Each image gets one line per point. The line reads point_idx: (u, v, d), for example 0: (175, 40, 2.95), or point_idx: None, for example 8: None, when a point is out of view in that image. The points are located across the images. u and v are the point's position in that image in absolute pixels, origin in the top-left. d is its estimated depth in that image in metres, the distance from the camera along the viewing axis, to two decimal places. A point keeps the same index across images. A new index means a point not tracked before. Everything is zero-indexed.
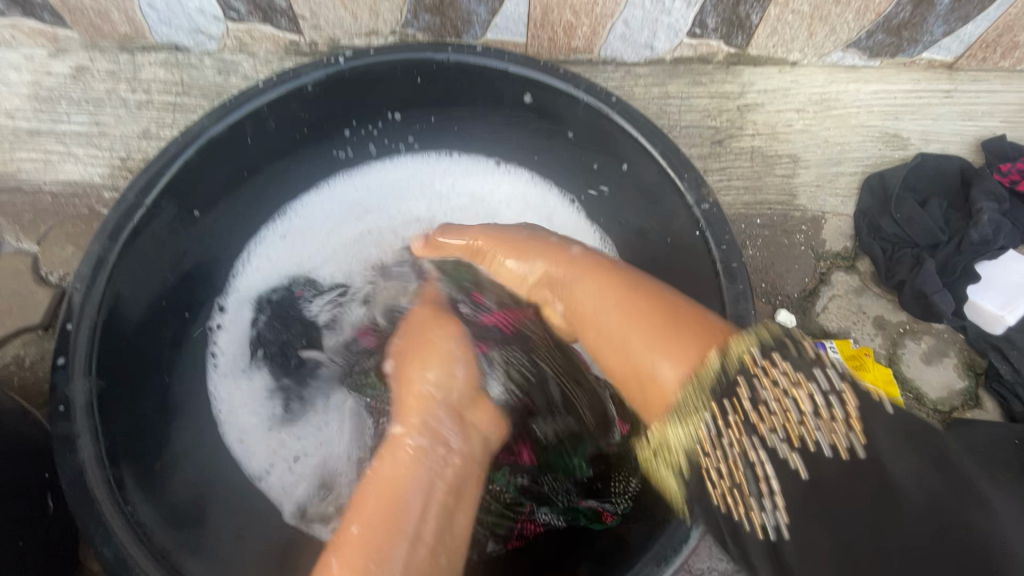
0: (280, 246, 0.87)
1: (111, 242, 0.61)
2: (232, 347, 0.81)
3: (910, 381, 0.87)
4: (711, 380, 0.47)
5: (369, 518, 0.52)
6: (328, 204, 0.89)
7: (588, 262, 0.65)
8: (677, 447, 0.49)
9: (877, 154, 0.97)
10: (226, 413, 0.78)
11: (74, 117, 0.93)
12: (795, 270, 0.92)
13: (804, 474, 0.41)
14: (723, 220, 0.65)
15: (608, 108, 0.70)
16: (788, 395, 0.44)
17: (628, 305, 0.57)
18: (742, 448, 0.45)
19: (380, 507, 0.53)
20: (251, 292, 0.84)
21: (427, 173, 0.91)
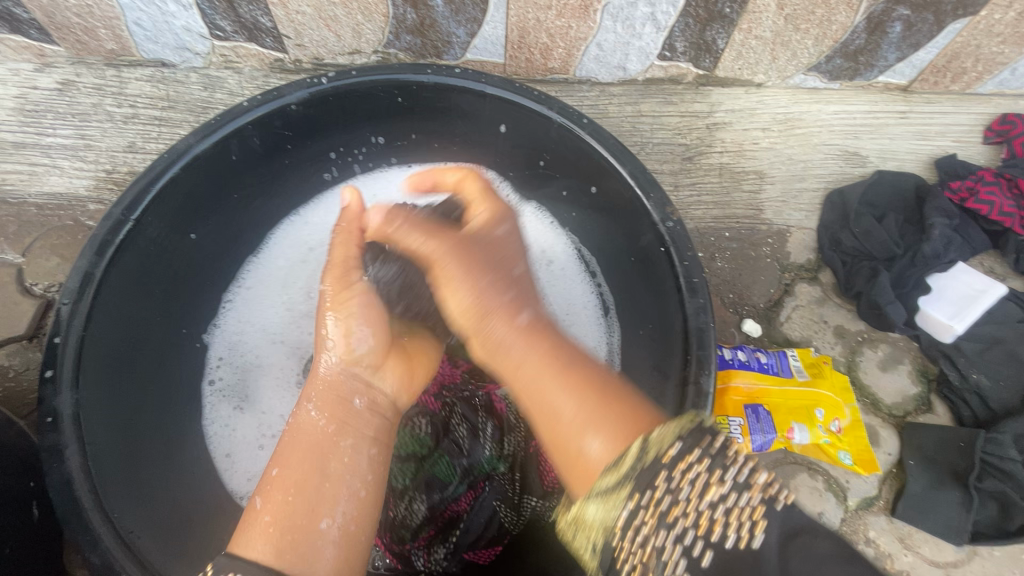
0: (258, 282, 0.89)
1: (97, 257, 0.63)
2: (228, 371, 0.84)
3: (867, 387, 0.91)
4: (631, 463, 0.43)
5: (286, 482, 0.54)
6: (300, 233, 0.91)
7: (538, 344, 0.53)
8: (594, 527, 0.44)
9: (838, 171, 1.02)
10: (215, 435, 0.81)
11: (60, 131, 0.95)
12: (761, 281, 0.97)
13: (706, 562, 0.41)
14: (687, 236, 0.69)
15: (580, 129, 0.73)
16: (703, 495, 0.42)
17: (578, 375, 0.51)
18: (655, 543, 0.41)
19: (296, 473, 0.54)
20: (243, 318, 0.87)
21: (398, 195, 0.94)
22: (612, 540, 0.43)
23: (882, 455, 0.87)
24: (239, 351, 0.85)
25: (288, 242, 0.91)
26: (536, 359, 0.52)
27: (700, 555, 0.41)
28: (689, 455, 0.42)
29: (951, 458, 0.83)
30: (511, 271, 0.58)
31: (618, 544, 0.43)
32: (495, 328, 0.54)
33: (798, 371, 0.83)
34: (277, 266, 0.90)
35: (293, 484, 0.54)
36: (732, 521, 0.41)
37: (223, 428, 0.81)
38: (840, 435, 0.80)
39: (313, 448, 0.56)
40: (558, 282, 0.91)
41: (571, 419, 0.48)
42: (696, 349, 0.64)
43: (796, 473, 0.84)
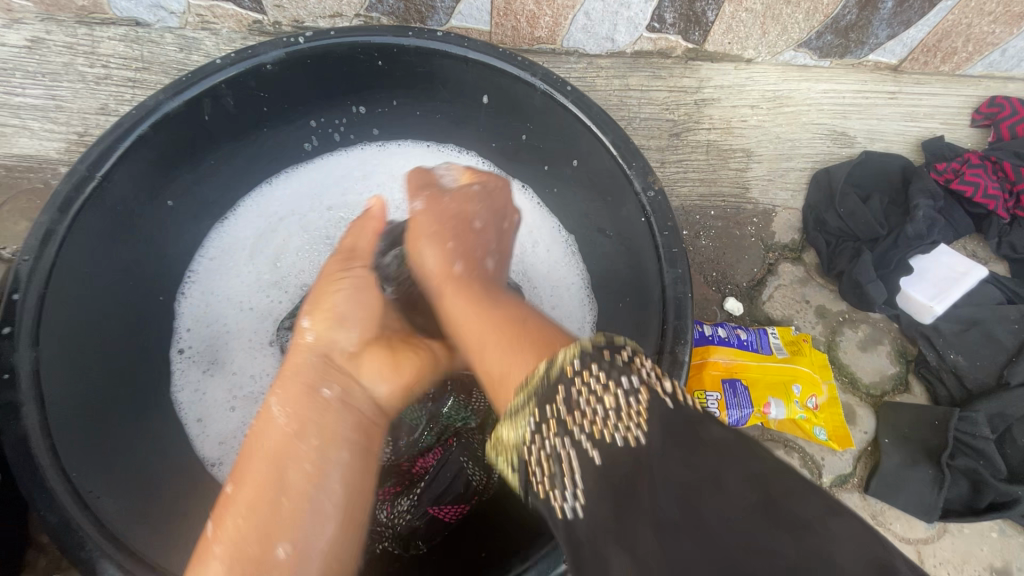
0: (227, 250, 0.87)
1: (60, 214, 0.61)
2: (197, 340, 0.83)
3: (846, 367, 0.91)
4: (537, 384, 0.47)
5: (246, 479, 0.52)
6: (273, 202, 0.90)
7: (489, 304, 0.61)
8: (510, 446, 0.48)
9: (826, 151, 1.02)
10: (185, 401, 0.79)
11: (29, 90, 0.92)
12: (744, 260, 0.97)
13: (598, 460, 0.42)
14: (667, 207, 0.68)
15: (563, 96, 0.72)
16: (599, 399, 0.44)
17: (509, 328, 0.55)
18: (556, 446, 0.44)
19: (257, 470, 0.53)
20: (214, 286, 0.85)
21: (375, 167, 0.93)
22: (523, 450, 0.47)
23: (859, 433, 0.87)
24: (209, 318, 0.84)
25: (259, 210, 0.89)
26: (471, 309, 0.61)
27: (590, 452, 0.42)
28: (586, 368, 0.45)
29: (927, 436, 0.83)
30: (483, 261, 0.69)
31: (527, 453, 0.46)
32: (454, 301, 0.63)
33: (777, 348, 0.83)
34: (248, 236, 0.88)
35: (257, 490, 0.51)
36: (620, 420, 0.42)
37: (192, 395, 0.80)
38: (816, 411, 0.80)
39: (277, 451, 0.53)
40: (539, 259, 0.90)
41: (493, 357, 0.54)
42: (673, 318, 0.64)
43: (773, 449, 0.84)
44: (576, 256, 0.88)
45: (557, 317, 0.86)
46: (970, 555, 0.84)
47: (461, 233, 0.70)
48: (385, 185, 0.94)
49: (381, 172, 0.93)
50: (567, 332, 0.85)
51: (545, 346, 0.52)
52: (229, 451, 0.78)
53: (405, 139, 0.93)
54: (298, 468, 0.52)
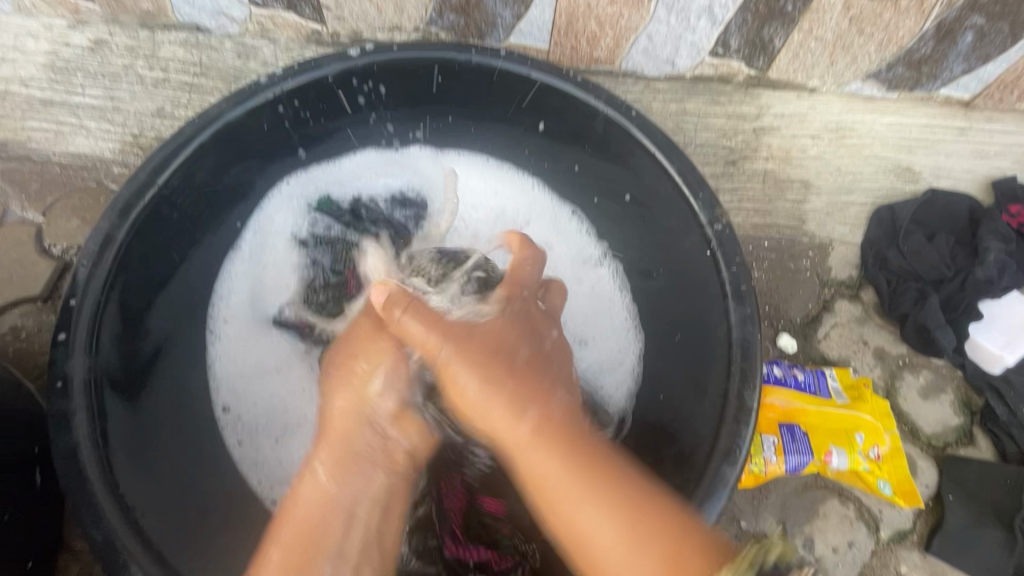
0: (239, 291, 0.79)
1: (120, 220, 0.61)
2: (228, 386, 0.75)
3: (906, 415, 0.86)
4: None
5: (290, 547, 0.53)
6: (274, 225, 0.82)
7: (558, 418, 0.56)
8: None
9: (889, 186, 0.98)
10: (240, 460, 0.73)
11: (89, 90, 0.93)
12: (799, 294, 0.93)
13: None
14: (735, 241, 0.65)
15: (628, 122, 0.70)
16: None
17: (585, 469, 0.53)
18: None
19: (298, 543, 0.53)
20: (225, 326, 0.77)
21: (375, 163, 0.87)
22: None
23: (920, 487, 0.82)
24: (231, 377, 0.76)
25: (255, 242, 0.81)
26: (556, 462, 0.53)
27: None
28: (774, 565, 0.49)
29: (995, 496, 0.78)
30: (540, 344, 0.62)
31: None
32: (525, 441, 0.54)
33: (837, 393, 0.79)
34: (245, 271, 0.80)
35: (300, 533, 0.54)
36: None
37: (243, 449, 0.73)
38: (879, 463, 0.75)
39: (321, 507, 0.55)
40: (584, 278, 0.86)
41: (585, 511, 0.51)
42: (739, 358, 0.60)
43: (827, 499, 0.79)
44: (618, 272, 0.85)
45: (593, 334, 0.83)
46: None
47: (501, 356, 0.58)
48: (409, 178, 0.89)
49: (391, 167, 0.88)
50: (607, 356, 0.81)
51: (643, 516, 0.50)
52: None
53: (439, 150, 0.89)
54: (336, 524, 0.55)
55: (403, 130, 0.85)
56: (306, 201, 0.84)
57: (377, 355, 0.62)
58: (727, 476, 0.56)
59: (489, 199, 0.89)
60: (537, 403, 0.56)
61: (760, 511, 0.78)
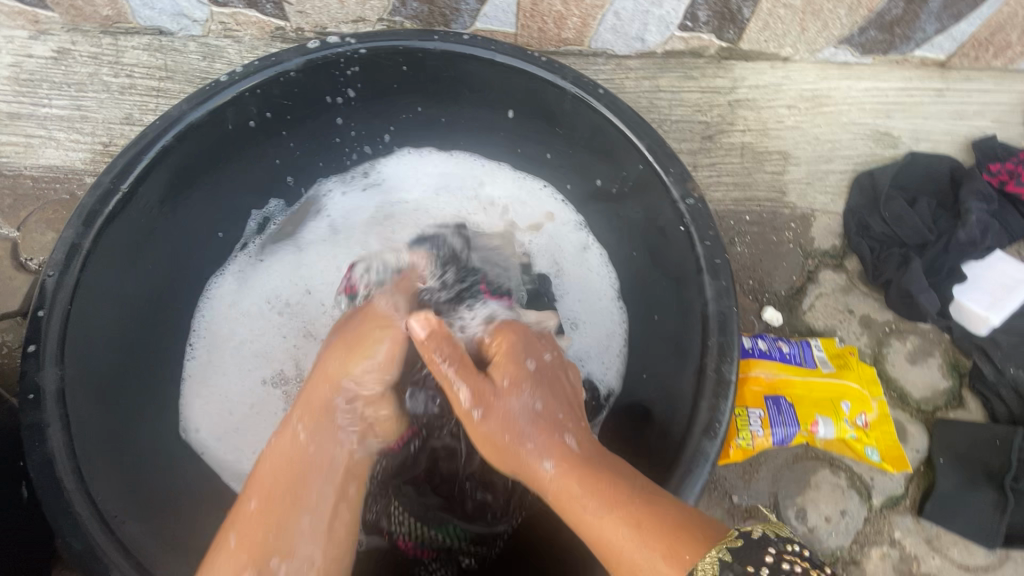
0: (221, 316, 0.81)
1: (85, 228, 0.60)
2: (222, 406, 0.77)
3: (894, 380, 0.86)
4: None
5: (267, 499, 0.56)
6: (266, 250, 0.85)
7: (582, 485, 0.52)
8: None
9: (868, 152, 0.97)
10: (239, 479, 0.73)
11: (55, 101, 0.92)
12: (783, 267, 0.93)
13: None
14: (708, 215, 0.65)
15: (595, 99, 0.69)
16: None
17: (617, 493, 0.50)
18: None
19: (277, 487, 0.57)
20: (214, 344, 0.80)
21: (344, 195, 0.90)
22: None
23: (909, 452, 0.81)
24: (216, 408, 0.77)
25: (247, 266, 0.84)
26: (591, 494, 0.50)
27: None
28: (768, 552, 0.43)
29: (985, 456, 0.77)
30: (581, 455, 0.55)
31: None
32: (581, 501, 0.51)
33: (823, 362, 0.78)
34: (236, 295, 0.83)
35: (276, 485, 0.57)
36: None
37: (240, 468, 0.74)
38: (866, 430, 0.75)
39: (288, 466, 0.58)
40: (567, 258, 0.86)
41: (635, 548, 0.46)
42: (717, 333, 0.60)
43: (818, 469, 0.79)
44: (595, 249, 0.85)
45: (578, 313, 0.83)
46: None
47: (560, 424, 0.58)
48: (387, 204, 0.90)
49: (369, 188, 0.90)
50: (597, 337, 0.81)
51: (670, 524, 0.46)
52: None
53: (417, 146, 0.90)
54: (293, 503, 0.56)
55: (375, 126, 0.85)
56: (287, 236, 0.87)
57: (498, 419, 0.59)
58: (707, 450, 0.55)
59: (466, 199, 0.90)
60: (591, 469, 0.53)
61: (751, 485, 0.78)
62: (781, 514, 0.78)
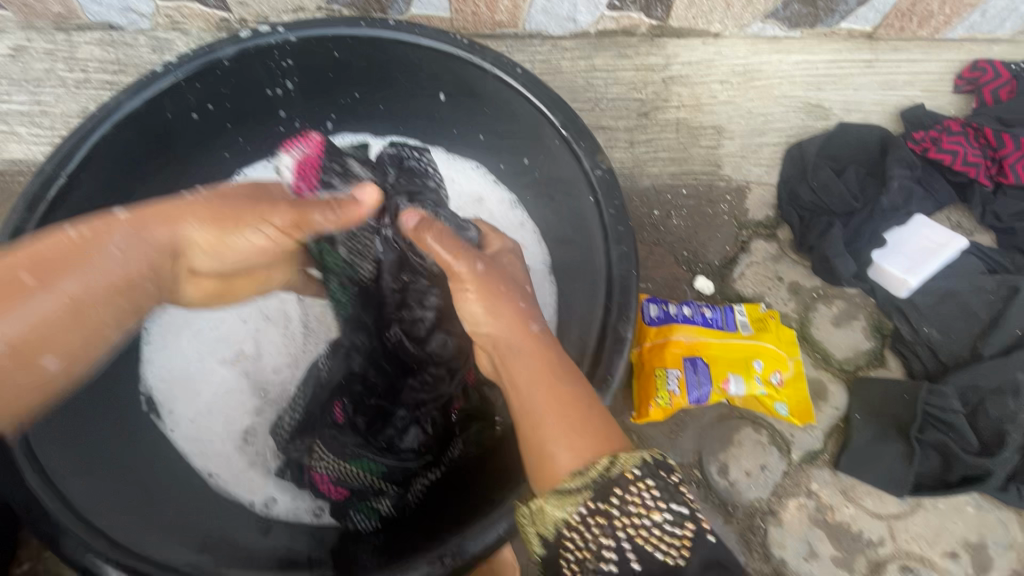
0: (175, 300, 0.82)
1: (29, 211, 0.64)
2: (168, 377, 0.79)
3: (817, 342, 0.90)
4: (596, 474, 0.49)
5: (25, 280, 0.49)
6: None
7: (548, 390, 0.54)
8: (552, 519, 0.49)
9: (800, 125, 0.99)
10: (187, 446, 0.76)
11: (14, 97, 0.96)
12: (717, 238, 0.96)
13: None
14: (615, 184, 0.69)
15: (513, 79, 0.73)
16: (650, 510, 0.48)
17: (575, 406, 0.53)
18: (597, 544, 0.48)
19: (45, 267, 0.50)
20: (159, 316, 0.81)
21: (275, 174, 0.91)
22: (564, 530, 0.49)
23: (829, 409, 0.86)
24: (162, 380, 0.78)
25: None
26: (547, 397, 0.53)
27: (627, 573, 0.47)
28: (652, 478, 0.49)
29: (896, 411, 0.82)
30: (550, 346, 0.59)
31: (570, 535, 0.49)
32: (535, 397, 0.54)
33: (743, 326, 0.82)
34: None
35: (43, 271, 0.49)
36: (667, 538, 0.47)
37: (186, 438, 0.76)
38: (779, 387, 0.79)
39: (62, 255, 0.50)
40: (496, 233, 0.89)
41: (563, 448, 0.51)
42: (618, 295, 0.64)
43: (740, 427, 0.84)
44: (529, 226, 0.88)
45: None
46: (945, 530, 0.82)
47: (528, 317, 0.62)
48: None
49: None
50: None
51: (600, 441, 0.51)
52: (246, 482, 0.75)
53: (360, 131, 0.93)
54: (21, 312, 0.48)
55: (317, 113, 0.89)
56: None
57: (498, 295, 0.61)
58: (598, 401, 0.60)
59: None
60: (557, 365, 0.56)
61: (676, 443, 0.83)
62: (704, 469, 0.82)
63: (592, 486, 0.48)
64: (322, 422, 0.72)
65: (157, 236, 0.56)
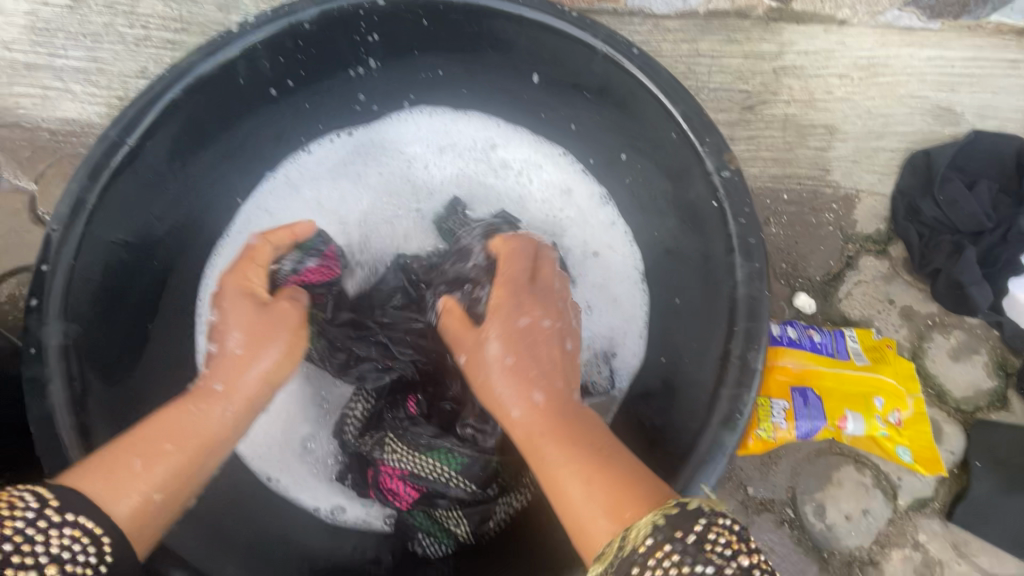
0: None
1: (90, 181, 0.58)
2: None
3: (932, 377, 0.81)
4: (643, 529, 0.41)
5: (156, 474, 0.47)
6: (272, 205, 0.82)
7: (565, 458, 0.48)
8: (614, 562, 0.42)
9: (926, 129, 0.88)
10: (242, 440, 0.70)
11: (71, 52, 0.90)
12: (820, 251, 0.87)
13: None
14: (744, 190, 0.60)
15: (627, 60, 0.64)
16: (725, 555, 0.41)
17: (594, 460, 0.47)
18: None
19: (168, 456, 0.49)
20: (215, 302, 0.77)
21: (340, 150, 0.84)
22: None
23: (943, 453, 0.77)
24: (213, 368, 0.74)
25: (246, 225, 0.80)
26: (567, 467, 0.47)
27: None
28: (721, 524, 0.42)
29: None
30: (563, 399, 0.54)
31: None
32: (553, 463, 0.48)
33: (857, 354, 0.74)
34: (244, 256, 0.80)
35: (179, 442, 0.50)
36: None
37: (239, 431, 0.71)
38: (899, 428, 0.70)
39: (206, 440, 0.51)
40: (579, 229, 0.82)
41: (591, 510, 0.45)
42: (744, 320, 0.56)
43: (841, 465, 0.75)
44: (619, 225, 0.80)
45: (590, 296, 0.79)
46: None
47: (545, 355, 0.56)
48: (397, 168, 0.85)
49: (384, 148, 0.85)
50: (613, 320, 0.78)
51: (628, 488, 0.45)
52: (305, 484, 0.70)
53: (440, 107, 0.85)
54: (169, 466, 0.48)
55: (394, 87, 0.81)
56: (293, 195, 0.83)
57: (502, 332, 0.57)
58: (725, 442, 0.52)
59: (477, 162, 0.86)
60: (572, 427, 0.51)
61: (768, 476, 0.75)
62: (798, 509, 0.75)
63: (658, 527, 0.41)
64: (391, 416, 0.67)
65: (250, 380, 0.56)
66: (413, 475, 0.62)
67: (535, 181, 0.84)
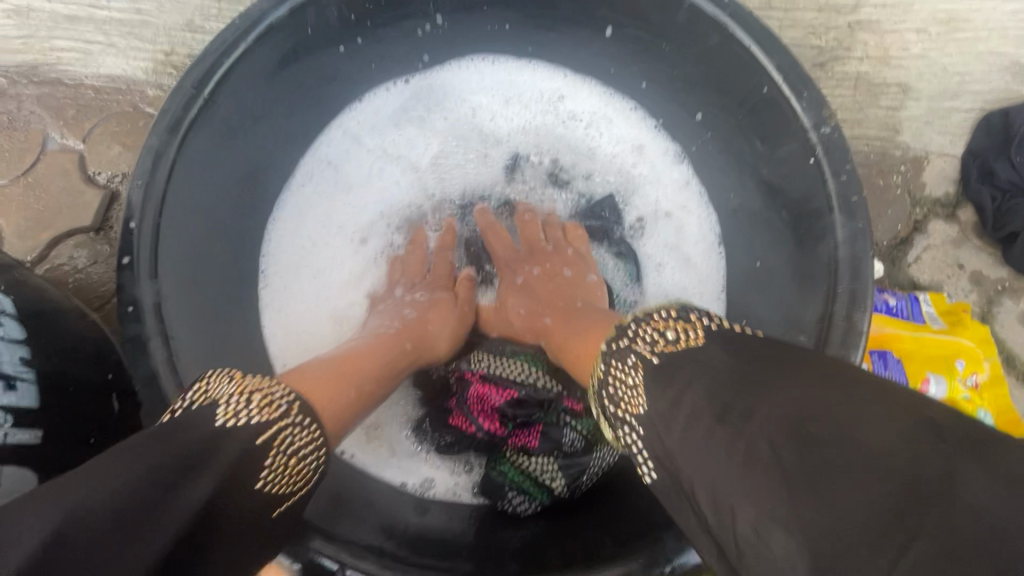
0: (295, 233, 0.78)
1: (170, 135, 0.55)
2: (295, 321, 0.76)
3: (1004, 343, 0.82)
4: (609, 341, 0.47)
5: (352, 387, 0.53)
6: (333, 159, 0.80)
7: (564, 333, 0.61)
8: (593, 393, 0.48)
9: (1003, 87, 0.86)
10: None
11: (113, 3, 0.86)
12: (888, 215, 0.84)
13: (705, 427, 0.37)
14: (844, 147, 0.56)
15: (721, 12, 0.58)
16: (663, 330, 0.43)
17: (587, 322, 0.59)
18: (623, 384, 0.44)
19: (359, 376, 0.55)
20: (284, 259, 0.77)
21: (403, 97, 0.81)
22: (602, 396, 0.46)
23: None
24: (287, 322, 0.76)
25: (308, 178, 0.79)
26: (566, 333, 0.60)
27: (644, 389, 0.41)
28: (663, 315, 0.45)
29: None
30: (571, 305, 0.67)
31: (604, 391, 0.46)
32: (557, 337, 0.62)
33: (932, 318, 0.73)
34: (311, 210, 0.79)
35: (369, 368, 0.57)
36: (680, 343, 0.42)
37: None
38: (978, 391, 0.70)
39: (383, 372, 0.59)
40: (652, 186, 0.80)
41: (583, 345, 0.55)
42: (848, 279, 0.55)
43: None
44: (693, 183, 0.78)
45: (660, 254, 0.80)
46: None
47: (555, 286, 0.72)
48: (460, 118, 0.82)
49: (448, 98, 0.82)
50: (685, 278, 0.78)
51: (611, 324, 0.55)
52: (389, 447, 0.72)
53: (507, 53, 0.80)
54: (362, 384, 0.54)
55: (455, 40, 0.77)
56: (356, 147, 0.80)
57: (512, 287, 0.75)
58: None
59: (545, 113, 0.82)
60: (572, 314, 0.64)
61: None
62: None
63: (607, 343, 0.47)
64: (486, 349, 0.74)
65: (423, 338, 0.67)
66: (500, 383, 0.69)
67: (606, 133, 0.82)
